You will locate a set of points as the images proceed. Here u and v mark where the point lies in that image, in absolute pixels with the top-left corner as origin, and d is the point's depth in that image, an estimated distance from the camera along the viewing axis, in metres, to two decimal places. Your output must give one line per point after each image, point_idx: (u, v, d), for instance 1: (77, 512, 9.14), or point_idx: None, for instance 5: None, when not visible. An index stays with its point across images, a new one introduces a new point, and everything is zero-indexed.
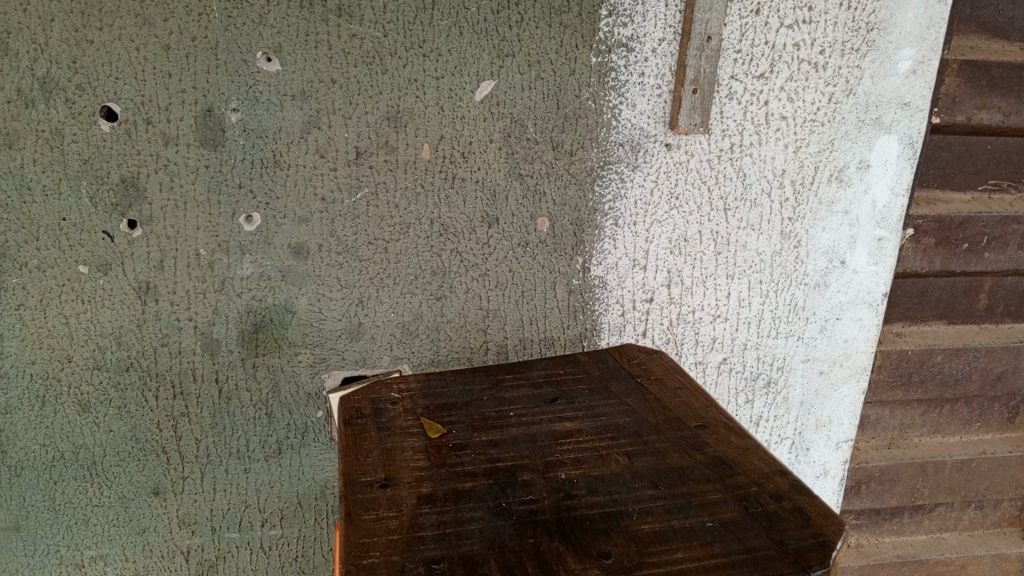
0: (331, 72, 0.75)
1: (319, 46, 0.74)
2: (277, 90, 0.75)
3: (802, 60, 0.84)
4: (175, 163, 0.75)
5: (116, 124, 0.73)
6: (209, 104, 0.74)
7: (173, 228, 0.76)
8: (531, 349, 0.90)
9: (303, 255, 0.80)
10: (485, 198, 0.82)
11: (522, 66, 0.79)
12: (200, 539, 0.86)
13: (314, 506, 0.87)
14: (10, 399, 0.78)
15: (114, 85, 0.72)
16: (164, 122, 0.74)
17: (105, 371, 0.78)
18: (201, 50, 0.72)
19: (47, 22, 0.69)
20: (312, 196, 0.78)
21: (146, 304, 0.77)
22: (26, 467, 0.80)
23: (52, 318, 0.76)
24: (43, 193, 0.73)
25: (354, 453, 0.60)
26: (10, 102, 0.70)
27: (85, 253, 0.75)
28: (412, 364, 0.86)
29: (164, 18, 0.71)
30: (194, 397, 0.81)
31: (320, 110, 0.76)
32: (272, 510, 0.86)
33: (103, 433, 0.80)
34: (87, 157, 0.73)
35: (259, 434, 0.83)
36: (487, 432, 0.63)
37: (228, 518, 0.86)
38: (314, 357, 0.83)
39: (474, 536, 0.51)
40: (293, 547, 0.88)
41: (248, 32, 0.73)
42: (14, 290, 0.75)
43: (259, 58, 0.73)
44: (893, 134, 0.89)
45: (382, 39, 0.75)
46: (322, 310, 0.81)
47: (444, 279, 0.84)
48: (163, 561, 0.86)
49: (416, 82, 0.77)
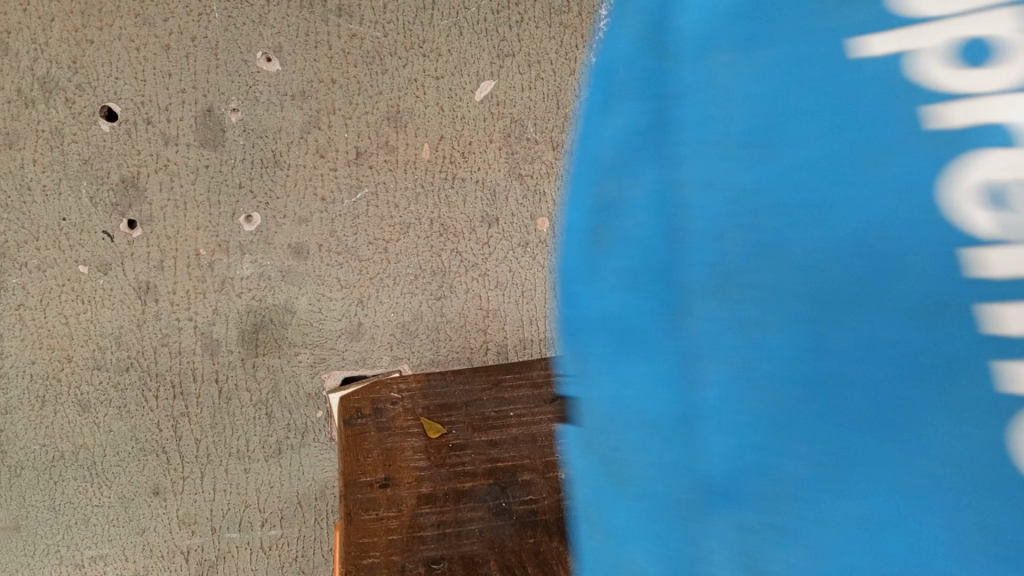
0: (331, 72, 0.76)
1: (319, 46, 0.76)
2: (277, 89, 0.76)
3: None
4: (175, 163, 0.75)
5: (116, 124, 0.74)
6: (209, 104, 0.75)
7: (172, 227, 0.76)
8: (532, 350, 0.86)
9: (303, 255, 0.79)
10: (485, 198, 0.82)
11: (522, 66, 0.81)
12: (200, 539, 0.84)
13: (314, 505, 0.85)
14: (10, 399, 0.78)
15: (114, 85, 0.73)
16: (164, 122, 0.74)
17: (104, 371, 0.78)
18: (201, 50, 0.74)
19: (47, 23, 0.71)
20: (312, 196, 0.78)
21: (146, 304, 0.77)
22: (26, 467, 0.80)
23: (52, 318, 0.76)
24: (43, 193, 0.74)
25: (352, 452, 0.59)
26: (11, 102, 0.72)
27: (85, 253, 0.75)
28: (412, 365, 0.83)
29: (165, 18, 0.73)
30: (194, 397, 0.80)
31: (320, 110, 0.77)
32: (272, 509, 0.84)
33: (103, 433, 0.80)
34: (87, 157, 0.74)
35: (259, 434, 0.82)
36: (487, 432, 0.62)
37: (228, 518, 0.84)
38: (314, 356, 0.82)
39: (474, 537, 0.54)
40: (293, 547, 0.85)
41: (248, 32, 0.75)
42: (15, 290, 0.75)
43: (259, 59, 0.75)
44: None
45: (382, 39, 0.77)
46: (322, 309, 0.81)
47: (444, 279, 0.83)
48: (163, 561, 0.84)
49: (416, 82, 0.78)
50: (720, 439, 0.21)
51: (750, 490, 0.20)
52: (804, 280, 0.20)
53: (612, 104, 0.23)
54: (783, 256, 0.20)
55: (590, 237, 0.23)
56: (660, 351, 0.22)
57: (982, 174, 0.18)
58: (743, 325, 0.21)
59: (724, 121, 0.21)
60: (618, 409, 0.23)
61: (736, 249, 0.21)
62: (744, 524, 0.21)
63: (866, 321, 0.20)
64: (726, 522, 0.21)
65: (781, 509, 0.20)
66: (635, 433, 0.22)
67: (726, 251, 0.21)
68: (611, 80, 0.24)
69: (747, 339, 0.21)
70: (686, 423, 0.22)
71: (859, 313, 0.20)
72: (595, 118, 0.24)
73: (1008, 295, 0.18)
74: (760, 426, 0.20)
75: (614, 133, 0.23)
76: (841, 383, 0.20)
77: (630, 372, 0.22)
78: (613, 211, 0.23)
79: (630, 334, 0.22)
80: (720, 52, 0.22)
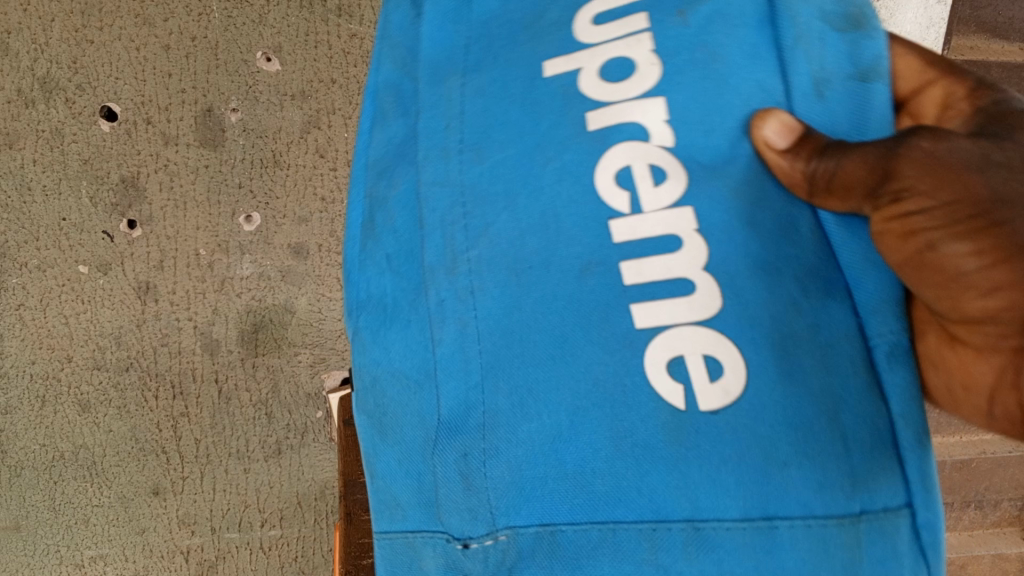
0: (331, 72, 0.76)
1: (319, 46, 0.76)
2: (277, 90, 0.75)
3: None
4: (175, 163, 0.75)
5: (116, 124, 0.74)
6: (208, 104, 0.75)
7: (173, 227, 0.76)
8: None
9: (303, 254, 0.79)
10: None
11: None
12: (200, 539, 0.84)
13: (314, 506, 0.85)
14: (10, 399, 0.78)
15: (114, 85, 0.73)
16: (164, 122, 0.74)
17: (104, 371, 0.78)
18: (201, 50, 0.74)
19: (47, 22, 0.71)
20: (312, 196, 0.78)
21: (146, 304, 0.77)
22: (26, 467, 0.80)
23: (52, 318, 0.76)
24: (43, 193, 0.74)
25: (352, 451, 0.59)
26: (11, 102, 0.72)
27: (85, 253, 0.75)
28: None
29: (164, 18, 0.73)
30: (194, 397, 0.80)
31: (320, 110, 0.76)
32: (272, 510, 0.84)
33: (103, 432, 0.80)
34: (87, 157, 0.74)
35: (259, 433, 0.82)
36: None
37: (228, 518, 0.84)
38: (314, 356, 0.81)
39: None
40: (293, 547, 0.85)
41: (248, 32, 0.74)
42: (15, 290, 0.75)
43: (259, 59, 0.75)
44: None
45: None
46: (322, 309, 0.80)
47: None
48: (163, 561, 0.84)
49: None
50: (445, 377, 0.34)
51: (468, 420, 0.33)
52: (487, 267, 0.34)
53: (380, 128, 0.41)
54: (477, 241, 0.35)
55: (363, 227, 0.40)
56: (408, 320, 0.36)
57: (627, 153, 0.32)
58: (458, 283, 0.34)
59: (444, 157, 0.37)
60: (388, 362, 0.37)
61: (455, 232, 0.35)
62: (461, 428, 0.33)
63: (537, 276, 0.33)
64: (450, 446, 0.33)
65: (488, 428, 0.32)
66: (396, 341, 0.37)
67: (455, 238, 0.35)
68: (381, 110, 0.42)
69: (457, 307, 0.34)
70: (427, 372, 0.35)
71: (523, 284, 0.33)
72: (369, 133, 0.42)
73: (635, 262, 0.31)
74: (470, 369, 0.33)
75: (380, 143, 0.41)
76: (519, 328, 0.32)
77: (393, 337, 0.37)
78: (375, 202, 0.40)
79: (393, 311, 0.37)
80: (451, 79, 0.38)
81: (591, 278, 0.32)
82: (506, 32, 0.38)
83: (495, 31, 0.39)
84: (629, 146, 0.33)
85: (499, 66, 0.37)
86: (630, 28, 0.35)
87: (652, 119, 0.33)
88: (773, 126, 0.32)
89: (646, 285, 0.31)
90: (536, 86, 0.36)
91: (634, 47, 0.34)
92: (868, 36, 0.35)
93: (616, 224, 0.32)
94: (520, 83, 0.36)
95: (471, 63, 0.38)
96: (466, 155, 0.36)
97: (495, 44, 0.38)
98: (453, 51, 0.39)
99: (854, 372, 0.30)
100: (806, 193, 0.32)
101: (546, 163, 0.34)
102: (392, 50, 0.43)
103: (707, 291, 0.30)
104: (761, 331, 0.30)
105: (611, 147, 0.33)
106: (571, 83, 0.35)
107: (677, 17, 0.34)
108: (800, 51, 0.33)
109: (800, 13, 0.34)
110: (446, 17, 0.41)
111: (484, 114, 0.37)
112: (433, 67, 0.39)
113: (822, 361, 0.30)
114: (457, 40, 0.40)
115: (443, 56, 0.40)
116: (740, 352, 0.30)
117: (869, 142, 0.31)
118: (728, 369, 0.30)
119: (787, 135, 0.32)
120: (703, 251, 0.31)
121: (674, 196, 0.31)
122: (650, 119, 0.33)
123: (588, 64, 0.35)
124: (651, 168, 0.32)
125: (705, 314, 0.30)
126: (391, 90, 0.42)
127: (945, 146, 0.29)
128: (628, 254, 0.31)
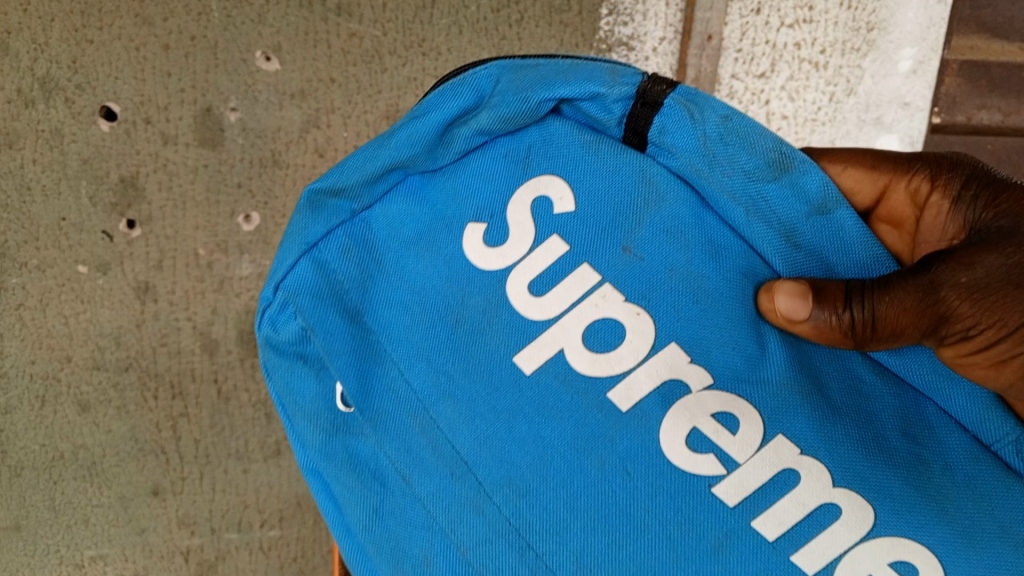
0: (330, 71, 0.75)
1: (318, 46, 0.74)
2: (277, 89, 0.75)
3: (802, 59, 0.83)
4: (175, 163, 0.74)
5: (116, 123, 0.73)
6: (208, 103, 0.74)
7: (172, 227, 0.76)
8: None
9: None
10: None
11: None
12: (200, 539, 0.85)
13: (314, 506, 0.87)
14: (10, 399, 0.78)
15: (114, 85, 0.72)
16: (164, 122, 0.73)
17: (104, 371, 0.78)
18: (201, 50, 0.72)
19: (47, 22, 0.70)
20: None
21: (145, 304, 0.77)
22: (25, 467, 0.80)
23: (51, 318, 0.76)
24: (43, 192, 0.73)
25: None
26: (11, 102, 0.71)
27: (85, 253, 0.75)
28: None
29: (164, 17, 0.71)
30: (193, 398, 0.81)
31: (319, 109, 0.76)
32: (272, 510, 0.86)
33: (103, 433, 0.80)
34: (86, 157, 0.73)
35: (259, 434, 0.83)
36: None
37: (228, 518, 0.85)
38: None
39: None
40: (293, 547, 0.88)
41: (247, 31, 0.73)
42: (15, 290, 0.75)
43: (259, 58, 0.73)
44: (893, 134, 0.86)
45: (382, 37, 0.75)
46: None
47: None
48: (163, 561, 0.85)
49: (416, 82, 0.77)
50: None
51: None
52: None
53: (347, 505, 0.50)
54: None
55: None
56: None
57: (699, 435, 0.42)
58: None
59: (472, 509, 0.44)
60: None
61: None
62: None
63: None
64: None
65: None
66: None
67: None
68: (346, 493, 0.50)
69: None
70: None
71: None
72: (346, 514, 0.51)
73: (774, 519, 0.41)
74: None
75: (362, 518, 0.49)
76: None
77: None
78: None
79: None
80: (415, 418, 0.46)
81: (726, 556, 0.41)
82: (436, 337, 0.46)
83: (422, 343, 0.46)
84: (680, 408, 0.42)
85: (464, 383, 0.45)
86: (589, 284, 0.44)
87: (680, 364, 0.42)
88: (783, 296, 0.42)
89: (793, 528, 0.41)
90: (535, 384, 0.44)
91: (604, 301, 0.44)
92: (798, 175, 0.45)
93: (732, 497, 0.41)
94: (509, 395, 0.44)
95: (427, 402, 0.46)
96: (511, 500, 0.43)
97: (427, 349, 0.46)
98: (394, 402, 0.47)
99: (1003, 487, 0.42)
100: (853, 342, 0.43)
101: (643, 510, 0.42)
102: (306, 420, 0.50)
103: (846, 509, 0.40)
104: (900, 500, 0.41)
105: (665, 421, 0.42)
106: (561, 365, 0.43)
107: (623, 253, 0.44)
108: (754, 224, 0.44)
109: (726, 185, 0.44)
110: (354, 364, 0.47)
111: (489, 448, 0.44)
112: (378, 419, 0.48)
113: (975, 498, 0.41)
114: (395, 396, 0.47)
115: (379, 405, 0.48)
116: (916, 544, 0.40)
117: (893, 288, 0.42)
118: (912, 564, 0.40)
119: (797, 303, 0.41)
120: (824, 476, 0.41)
121: (761, 443, 0.41)
122: (676, 368, 0.42)
123: (567, 341, 0.44)
124: (723, 430, 0.42)
125: (865, 528, 0.40)
126: (350, 471, 0.49)
127: (981, 271, 0.41)
128: (760, 514, 0.41)
